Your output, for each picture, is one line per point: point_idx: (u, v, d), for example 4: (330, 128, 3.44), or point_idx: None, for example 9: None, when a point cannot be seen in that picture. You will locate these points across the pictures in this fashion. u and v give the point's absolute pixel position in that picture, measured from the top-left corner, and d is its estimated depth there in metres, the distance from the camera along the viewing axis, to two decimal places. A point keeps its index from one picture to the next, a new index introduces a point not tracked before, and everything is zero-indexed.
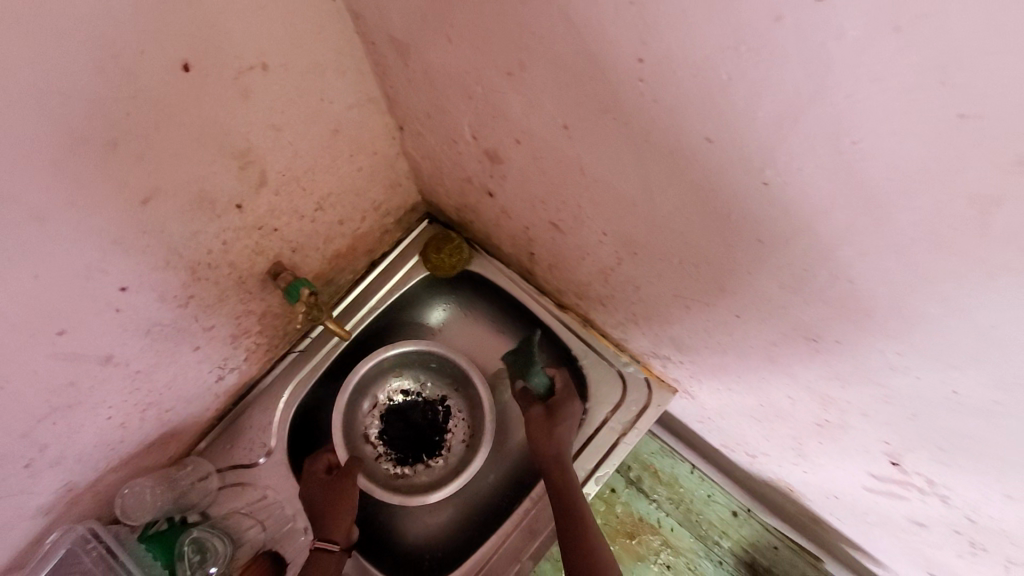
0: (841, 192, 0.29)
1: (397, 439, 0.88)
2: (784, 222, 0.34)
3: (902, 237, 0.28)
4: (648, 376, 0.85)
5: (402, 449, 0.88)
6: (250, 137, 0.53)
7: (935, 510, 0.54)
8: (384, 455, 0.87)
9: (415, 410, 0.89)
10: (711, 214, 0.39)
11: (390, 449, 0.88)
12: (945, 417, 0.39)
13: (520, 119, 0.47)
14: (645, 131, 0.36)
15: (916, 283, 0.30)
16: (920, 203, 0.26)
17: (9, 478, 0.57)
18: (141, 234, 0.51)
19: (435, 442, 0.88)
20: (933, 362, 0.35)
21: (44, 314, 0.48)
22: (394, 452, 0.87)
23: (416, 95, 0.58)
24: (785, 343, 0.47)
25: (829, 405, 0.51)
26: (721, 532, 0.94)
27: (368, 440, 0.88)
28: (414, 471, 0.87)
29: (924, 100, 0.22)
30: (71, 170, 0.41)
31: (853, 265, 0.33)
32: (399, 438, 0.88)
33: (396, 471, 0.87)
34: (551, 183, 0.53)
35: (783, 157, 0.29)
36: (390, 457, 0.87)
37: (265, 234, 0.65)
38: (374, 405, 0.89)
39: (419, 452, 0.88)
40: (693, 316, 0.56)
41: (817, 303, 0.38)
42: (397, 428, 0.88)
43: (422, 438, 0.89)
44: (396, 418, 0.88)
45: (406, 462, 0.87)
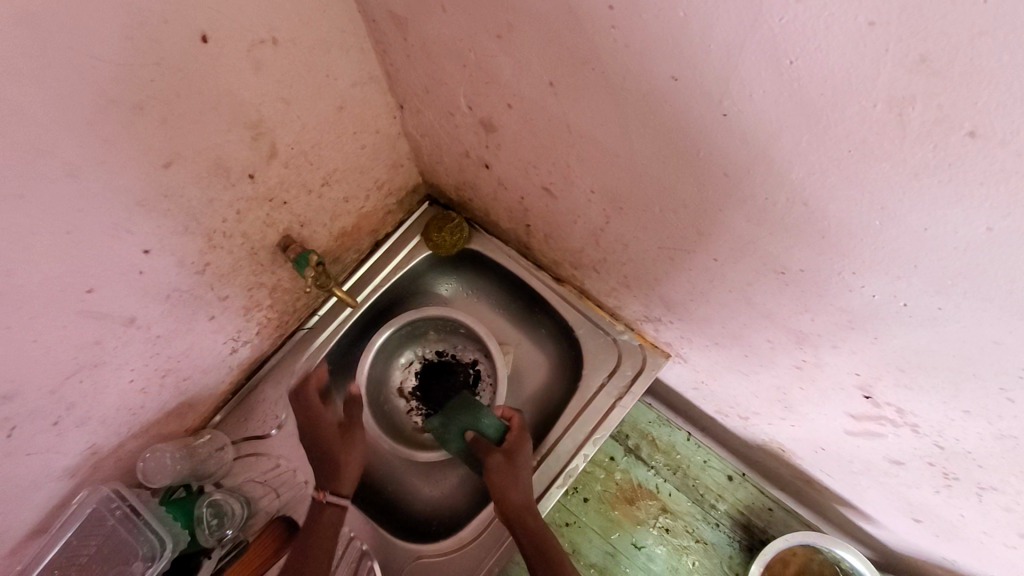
0: (787, 113, 0.33)
1: (427, 395, 0.95)
2: (744, 151, 0.38)
3: (840, 150, 0.32)
4: (642, 343, 0.89)
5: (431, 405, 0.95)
6: (262, 109, 0.58)
7: (908, 443, 0.57)
8: (415, 409, 0.95)
9: (448, 371, 0.96)
10: (682, 155, 0.43)
11: (420, 403, 0.96)
12: (903, 335, 0.43)
13: (510, 81, 0.51)
14: (620, 78, 0.40)
15: (859, 196, 0.34)
16: (851, 112, 0.30)
17: (40, 433, 0.61)
18: (162, 198, 0.55)
19: None
20: (883, 274, 0.39)
21: (75, 270, 0.52)
22: (424, 408, 0.95)
23: (414, 71, 0.63)
24: (760, 282, 0.50)
25: (805, 343, 0.54)
26: (718, 495, 0.97)
27: (403, 393, 0.96)
28: None
29: (840, 14, 0.26)
30: (102, 131, 0.46)
31: (805, 186, 0.37)
32: (429, 396, 0.95)
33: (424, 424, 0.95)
34: (541, 146, 0.57)
35: (736, 86, 0.34)
36: (420, 412, 0.95)
37: (276, 207, 0.70)
38: (411, 362, 0.97)
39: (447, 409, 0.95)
40: (678, 269, 0.60)
41: (781, 232, 0.42)
42: (429, 384, 0.96)
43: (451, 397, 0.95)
44: (429, 377, 0.96)
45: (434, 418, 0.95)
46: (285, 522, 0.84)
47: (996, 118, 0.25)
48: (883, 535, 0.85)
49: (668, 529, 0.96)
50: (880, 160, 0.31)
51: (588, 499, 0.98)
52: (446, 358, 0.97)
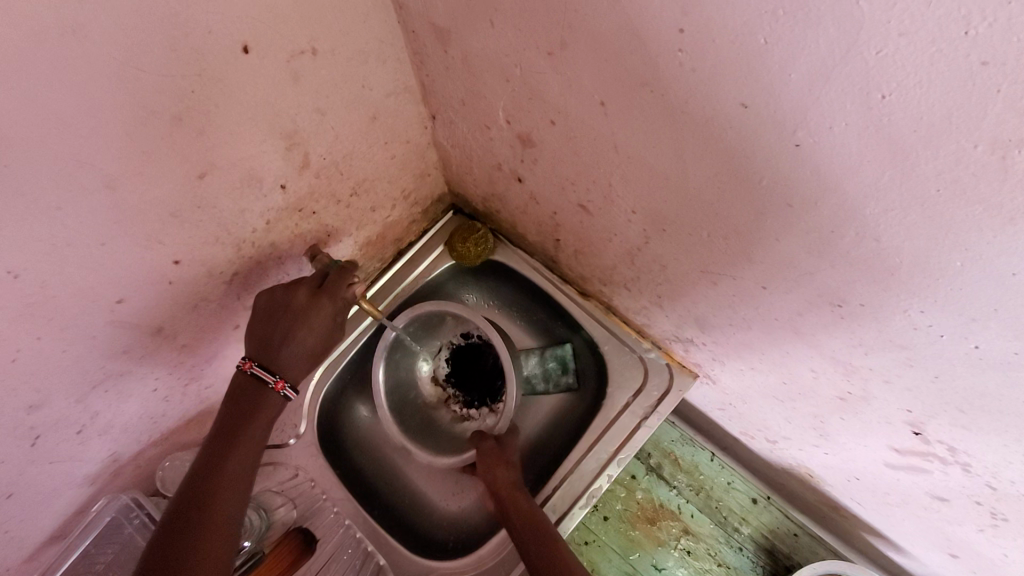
0: (869, 147, 0.31)
1: (459, 382, 0.92)
2: (814, 183, 0.36)
3: (927, 187, 0.31)
4: (669, 362, 0.87)
5: (465, 392, 0.92)
6: (297, 119, 0.57)
7: (956, 480, 0.55)
8: (453, 397, 0.93)
9: (476, 354, 0.91)
10: (741, 182, 0.41)
11: (456, 391, 0.93)
12: (966, 376, 0.41)
13: (557, 98, 0.49)
14: (680, 102, 0.39)
15: (939, 234, 0.33)
16: (946, 150, 0.28)
17: (62, 442, 0.60)
18: (195, 208, 0.54)
19: (497, 388, 0.90)
20: (955, 314, 0.37)
21: (106, 280, 0.51)
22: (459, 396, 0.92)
23: (452, 83, 0.62)
24: (810, 311, 0.48)
25: (852, 375, 0.52)
26: (741, 518, 0.94)
27: (438, 380, 0.94)
28: (479, 413, 0.91)
29: (948, 49, 0.24)
30: (140, 142, 0.45)
31: (878, 223, 0.35)
32: (461, 382, 0.92)
33: (463, 412, 0.92)
34: (583, 163, 0.56)
35: (815, 117, 0.32)
36: (458, 399, 0.93)
37: (305, 217, 0.68)
38: (441, 348, 0.94)
39: (483, 396, 0.91)
40: (718, 293, 0.58)
41: (842, 264, 0.40)
42: (460, 370, 0.92)
43: (485, 381, 0.91)
44: (458, 363, 0.92)
45: (471, 405, 0.91)
46: (305, 533, 0.80)
47: None
48: (914, 567, 0.83)
49: (689, 551, 0.94)
50: (972, 201, 0.29)
51: (608, 517, 0.96)
52: (474, 340, 0.92)
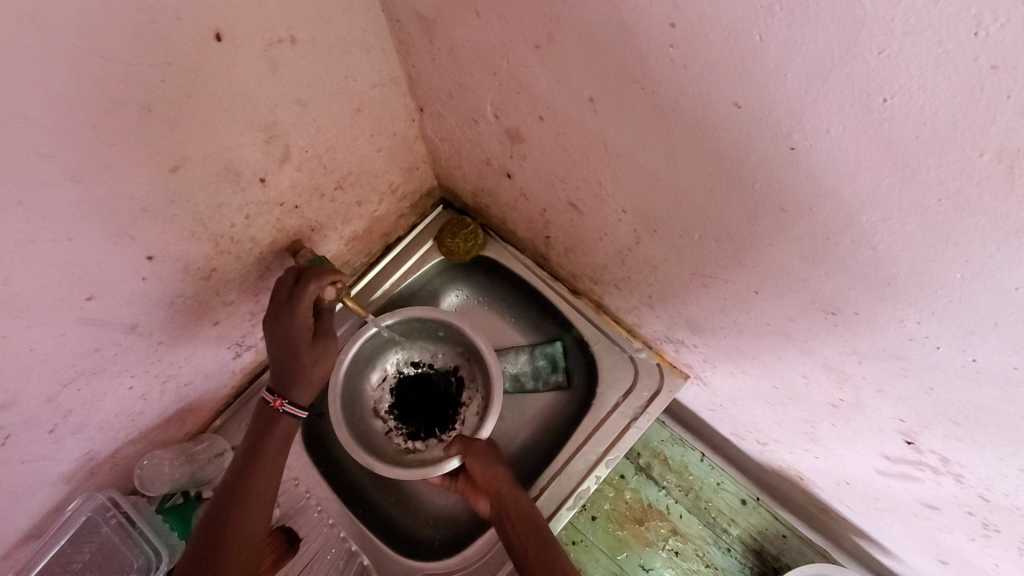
0: (868, 152, 0.29)
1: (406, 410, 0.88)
2: (808, 188, 0.34)
3: (928, 196, 0.29)
4: (660, 362, 0.85)
5: (413, 421, 0.87)
6: (276, 111, 0.54)
7: (948, 490, 0.54)
8: (396, 430, 0.87)
9: (428, 382, 0.89)
10: (735, 184, 0.39)
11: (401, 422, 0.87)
12: (962, 389, 0.40)
13: (544, 93, 0.47)
14: (671, 100, 0.37)
15: (939, 246, 0.31)
16: (949, 159, 0.27)
17: (34, 442, 0.58)
18: (169, 202, 0.52)
19: (449, 416, 0.88)
20: (952, 326, 0.35)
21: (75, 277, 0.49)
22: (405, 427, 0.87)
23: (438, 75, 0.59)
24: (803, 318, 0.47)
25: (844, 382, 0.51)
26: (730, 519, 0.94)
27: (379, 413, 0.88)
28: (425, 445, 0.86)
29: (955, 52, 0.23)
30: (107, 134, 0.43)
31: (876, 231, 0.33)
32: (410, 412, 0.88)
33: (407, 445, 0.86)
34: (572, 161, 0.54)
35: (812, 120, 0.30)
36: (401, 432, 0.87)
37: (287, 211, 0.66)
38: (383, 379, 0.90)
39: (431, 426, 0.87)
40: (710, 296, 0.56)
41: (836, 272, 0.39)
42: (409, 398, 0.88)
43: (434, 412, 0.88)
44: (409, 390, 0.89)
45: (418, 437, 0.87)
46: (288, 533, 0.80)
47: None
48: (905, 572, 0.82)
49: (677, 551, 0.93)
50: (975, 212, 0.28)
51: (595, 517, 0.95)
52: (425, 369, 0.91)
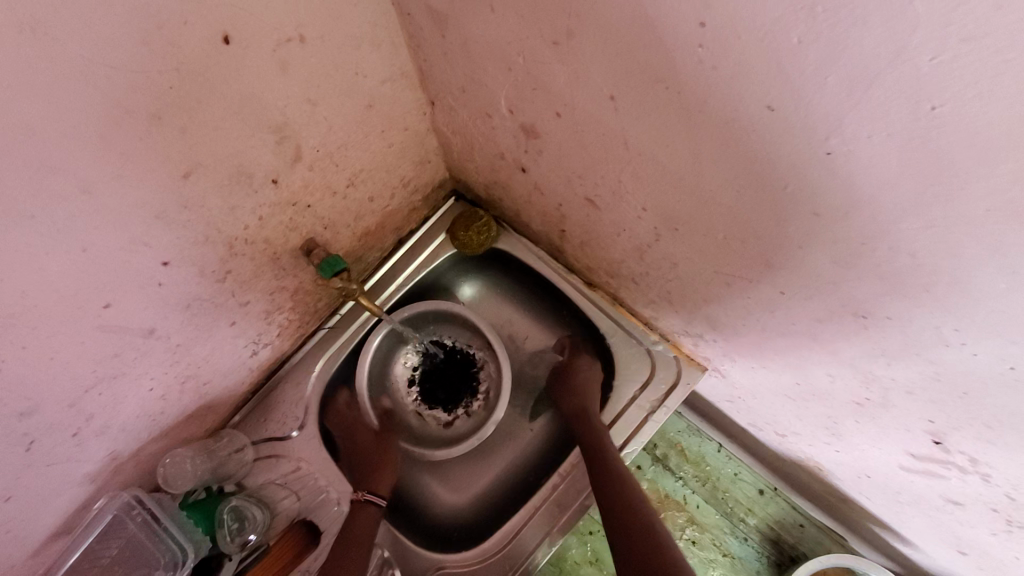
0: (912, 160, 0.28)
1: (441, 387, 0.93)
2: (845, 193, 0.33)
3: (975, 208, 0.28)
4: (677, 355, 0.84)
5: (446, 398, 0.94)
6: (287, 111, 0.53)
7: (974, 488, 0.53)
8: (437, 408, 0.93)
9: (445, 364, 0.95)
10: (763, 187, 0.38)
11: (439, 402, 0.94)
12: (996, 394, 0.39)
13: (563, 91, 0.46)
14: (700, 100, 0.35)
15: (985, 256, 0.30)
16: (1004, 169, 0.25)
17: (58, 445, 0.59)
18: (182, 207, 0.51)
19: (470, 387, 0.94)
20: (993, 336, 0.34)
21: (92, 286, 0.49)
22: (442, 404, 0.93)
23: (450, 69, 0.58)
24: (831, 320, 0.46)
25: (871, 382, 0.50)
26: (747, 509, 0.93)
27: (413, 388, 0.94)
28: (467, 408, 0.94)
29: (1017, 61, 0.21)
30: (116, 143, 0.42)
31: (917, 239, 0.32)
32: (437, 388, 0.94)
33: (452, 414, 0.94)
34: (590, 158, 0.52)
35: (852, 125, 0.29)
36: (444, 408, 0.94)
37: (299, 210, 0.65)
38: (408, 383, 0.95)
39: (458, 399, 0.94)
40: (733, 294, 0.55)
41: (869, 276, 0.38)
42: (436, 384, 0.94)
43: (454, 385, 0.94)
44: (429, 384, 0.94)
45: (457, 403, 0.94)
46: (307, 527, 0.82)
47: None
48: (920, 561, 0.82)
49: (694, 541, 0.93)
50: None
51: None
52: (436, 356, 0.95)
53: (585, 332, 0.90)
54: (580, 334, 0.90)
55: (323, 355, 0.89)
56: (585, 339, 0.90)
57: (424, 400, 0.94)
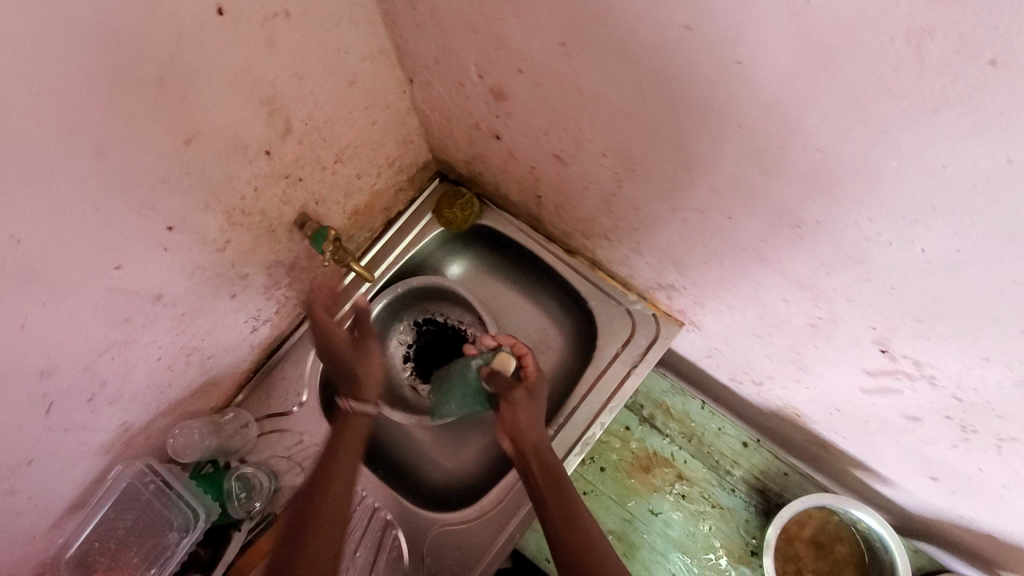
0: (801, 54, 0.33)
1: (435, 361, 0.98)
2: (760, 100, 0.38)
3: (855, 88, 0.33)
4: (655, 312, 0.89)
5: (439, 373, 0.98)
6: (276, 84, 0.59)
7: (925, 395, 0.58)
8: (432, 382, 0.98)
9: (439, 340, 0.99)
10: (696, 109, 0.43)
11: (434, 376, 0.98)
12: (917, 282, 0.44)
13: (521, 46, 0.51)
14: (632, 32, 0.41)
15: (875, 138, 0.35)
16: (868, 48, 0.30)
17: (75, 410, 0.63)
18: (185, 173, 0.56)
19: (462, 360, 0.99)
20: (900, 219, 0.39)
21: (105, 247, 0.54)
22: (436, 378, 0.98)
23: (423, 41, 0.63)
24: (773, 236, 0.51)
25: (818, 298, 0.55)
26: (732, 461, 0.98)
27: (408, 364, 0.99)
28: None
29: None
30: (125, 106, 0.47)
31: (822, 132, 0.37)
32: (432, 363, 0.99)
33: None
34: (552, 111, 0.58)
35: (751, 30, 0.34)
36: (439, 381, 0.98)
37: (291, 183, 0.70)
38: (404, 360, 1.00)
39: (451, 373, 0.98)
40: (690, 230, 0.60)
41: (794, 180, 0.43)
42: (430, 359, 0.99)
43: (448, 359, 0.99)
44: (423, 360, 0.99)
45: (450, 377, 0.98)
46: None
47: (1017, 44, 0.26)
48: (890, 494, 0.87)
49: (683, 495, 0.97)
50: (897, 97, 0.32)
51: (604, 468, 0.99)
52: (429, 333, 1.00)
53: (571, 298, 0.94)
54: (566, 299, 0.95)
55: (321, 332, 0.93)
56: (573, 305, 0.94)
57: (419, 375, 0.99)
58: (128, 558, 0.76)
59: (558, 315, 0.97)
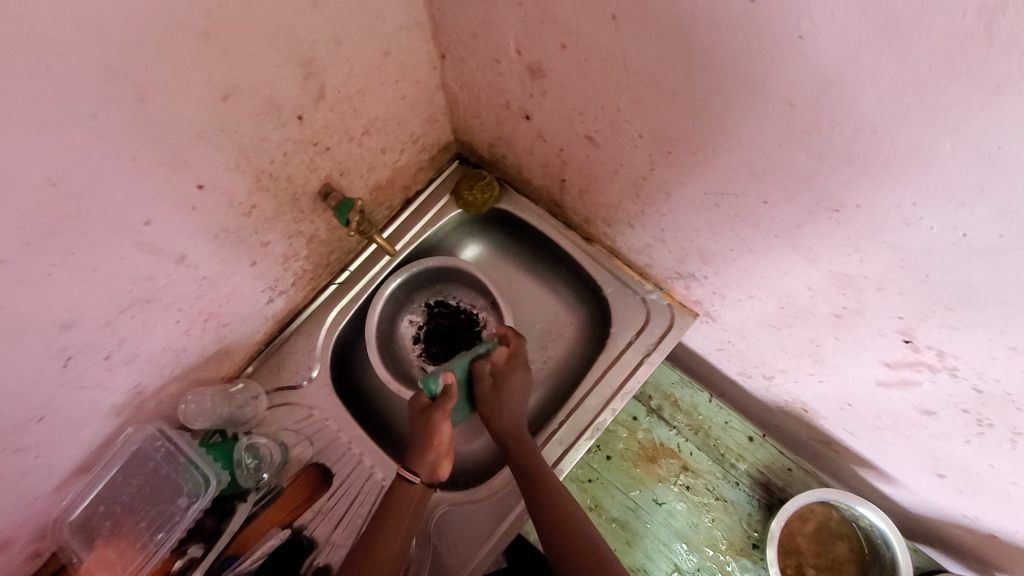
0: (865, 29, 0.34)
1: (447, 343, 0.98)
2: (817, 77, 0.38)
3: (918, 66, 0.33)
4: (670, 302, 0.90)
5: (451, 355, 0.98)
6: (315, 47, 0.58)
7: (944, 389, 0.59)
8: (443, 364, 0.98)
9: (451, 323, 0.99)
10: (748, 87, 0.43)
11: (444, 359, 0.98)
12: (954, 269, 0.44)
13: (568, 19, 0.51)
14: (690, 4, 0.41)
15: (932, 118, 0.35)
16: (938, 24, 0.31)
17: (92, 367, 0.62)
18: (219, 131, 0.56)
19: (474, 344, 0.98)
20: (945, 203, 0.40)
21: (136, 200, 0.53)
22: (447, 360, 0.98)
23: (462, 15, 0.63)
24: (809, 222, 0.51)
25: (847, 287, 0.55)
26: (738, 455, 0.99)
27: (419, 346, 0.99)
28: None
29: None
30: (169, 55, 0.46)
31: (877, 112, 0.37)
32: (443, 345, 0.98)
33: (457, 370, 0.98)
34: (592, 89, 0.58)
35: (817, 4, 0.34)
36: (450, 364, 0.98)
37: (319, 152, 0.70)
38: (415, 341, 0.99)
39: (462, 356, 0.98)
40: (721, 216, 0.61)
41: (840, 163, 0.43)
42: (442, 341, 0.98)
43: (459, 342, 0.98)
44: (435, 342, 0.98)
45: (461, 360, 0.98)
46: (321, 471, 0.85)
47: None
48: (889, 490, 0.89)
49: (688, 486, 0.97)
50: (960, 75, 0.32)
51: (610, 457, 0.99)
52: (442, 315, 1.00)
53: (587, 285, 0.94)
54: (581, 286, 0.95)
55: (335, 307, 0.93)
56: (588, 293, 0.95)
57: (430, 357, 0.98)
58: (134, 523, 0.75)
59: (572, 302, 0.98)
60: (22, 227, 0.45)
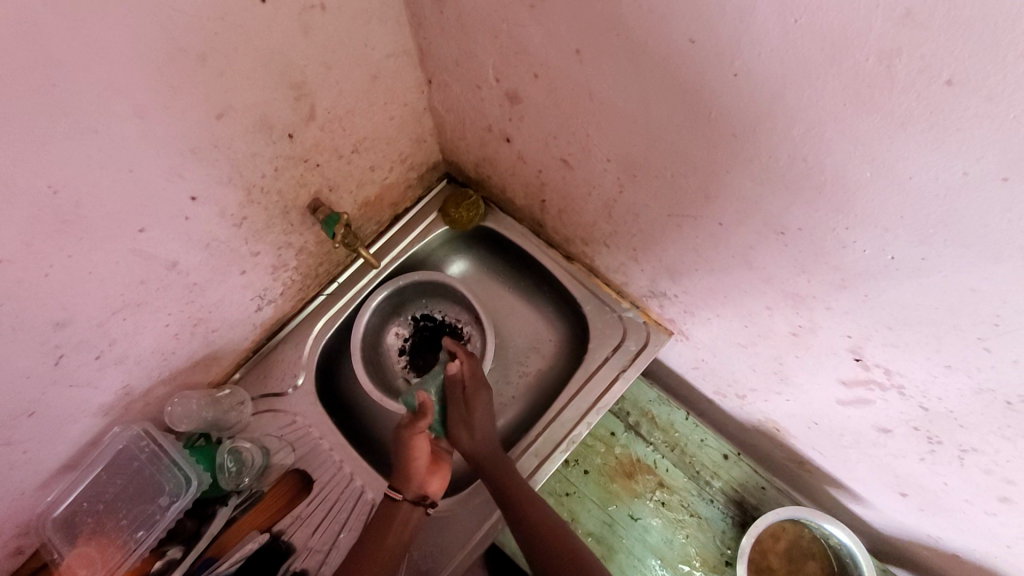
0: (787, 68, 0.37)
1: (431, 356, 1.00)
2: (755, 110, 0.42)
3: (835, 103, 0.37)
4: (646, 321, 0.92)
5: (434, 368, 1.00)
6: (306, 71, 0.62)
7: (895, 407, 0.61)
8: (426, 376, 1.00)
9: (435, 336, 1.02)
10: (697, 118, 0.47)
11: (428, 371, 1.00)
12: (890, 290, 0.47)
13: (539, 51, 0.55)
14: (642, 43, 0.45)
15: (853, 149, 0.39)
16: (847, 66, 0.34)
17: (83, 365, 0.65)
18: (213, 147, 0.60)
19: None
20: (872, 227, 0.43)
21: (131, 208, 0.57)
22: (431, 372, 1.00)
23: (446, 44, 0.68)
24: (761, 244, 0.55)
25: (801, 306, 0.58)
26: (712, 473, 1.01)
27: (404, 357, 1.01)
28: None
29: None
30: (168, 76, 0.51)
31: (807, 144, 0.41)
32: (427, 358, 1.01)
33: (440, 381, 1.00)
34: (563, 115, 0.62)
35: (746, 46, 0.38)
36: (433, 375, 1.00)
37: (309, 168, 0.74)
38: (400, 353, 1.02)
39: None
40: (685, 237, 0.64)
41: (781, 188, 0.47)
42: (426, 354, 1.01)
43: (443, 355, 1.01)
44: (419, 354, 1.01)
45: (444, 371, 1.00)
46: (301, 477, 0.87)
47: (970, 67, 0.30)
48: (858, 510, 0.90)
49: (664, 503, 0.99)
50: (871, 112, 0.36)
51: (588, 471, 1.01)
52: (426, 329, 1.02)
53: (567, 302, 0.98)
54: (562, 303, 0.98)
55: (322, 317, 0.96)
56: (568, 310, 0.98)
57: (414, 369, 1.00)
58: (116, 521, 0.78)
59: (553, 319, 1.01)
60: (22, 229, 0.49)
